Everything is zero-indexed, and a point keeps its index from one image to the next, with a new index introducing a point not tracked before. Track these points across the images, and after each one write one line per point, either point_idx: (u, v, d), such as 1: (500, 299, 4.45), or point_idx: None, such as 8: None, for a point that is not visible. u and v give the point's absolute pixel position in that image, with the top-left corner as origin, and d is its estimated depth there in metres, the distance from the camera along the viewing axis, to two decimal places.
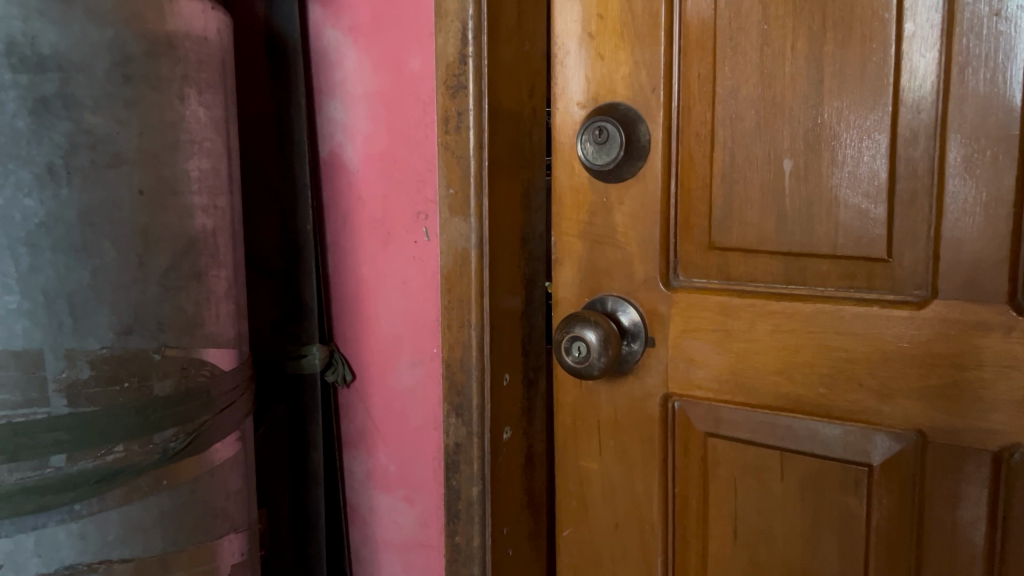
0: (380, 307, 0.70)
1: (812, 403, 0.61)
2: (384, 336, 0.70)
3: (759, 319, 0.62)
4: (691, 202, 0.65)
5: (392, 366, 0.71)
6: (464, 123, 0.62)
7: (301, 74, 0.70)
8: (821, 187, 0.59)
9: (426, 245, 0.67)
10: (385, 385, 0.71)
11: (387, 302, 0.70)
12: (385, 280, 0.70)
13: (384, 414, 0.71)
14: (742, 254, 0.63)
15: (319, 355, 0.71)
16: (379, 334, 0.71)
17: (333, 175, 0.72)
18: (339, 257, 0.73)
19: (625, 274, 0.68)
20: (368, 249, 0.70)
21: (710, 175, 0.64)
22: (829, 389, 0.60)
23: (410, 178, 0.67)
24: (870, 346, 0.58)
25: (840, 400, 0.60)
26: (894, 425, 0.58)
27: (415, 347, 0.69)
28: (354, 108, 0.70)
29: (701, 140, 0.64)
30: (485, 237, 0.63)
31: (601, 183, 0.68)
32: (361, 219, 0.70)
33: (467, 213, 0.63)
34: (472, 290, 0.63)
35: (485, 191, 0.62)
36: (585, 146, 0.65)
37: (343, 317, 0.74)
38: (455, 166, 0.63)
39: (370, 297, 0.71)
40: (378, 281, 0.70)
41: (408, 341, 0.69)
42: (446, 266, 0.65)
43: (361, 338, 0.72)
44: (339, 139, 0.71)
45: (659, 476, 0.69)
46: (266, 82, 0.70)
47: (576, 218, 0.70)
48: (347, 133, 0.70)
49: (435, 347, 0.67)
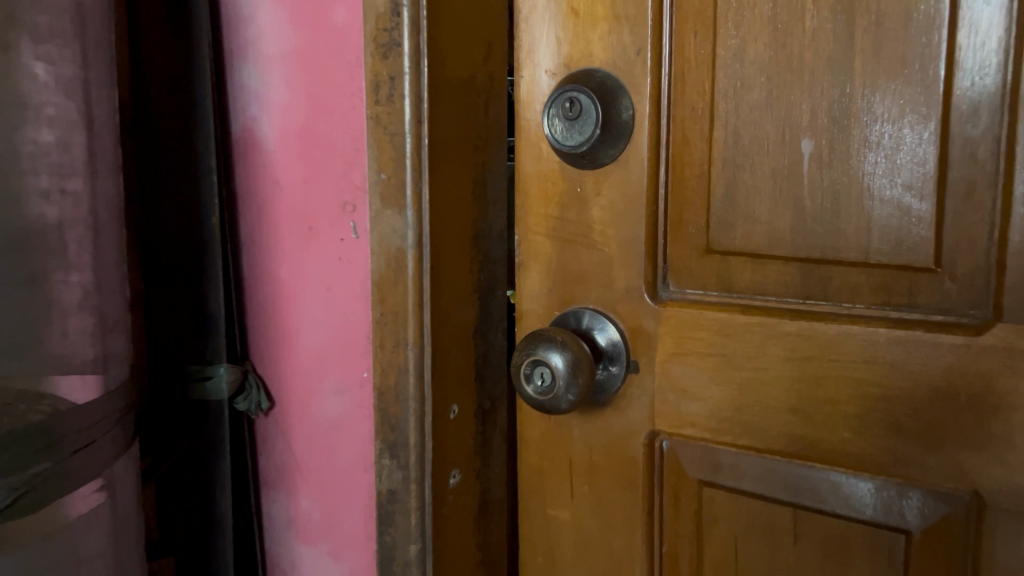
0: (301, 320, 0.57)
1: (833, 449, 0.48)
2: (306, 356, 0.57)
3: (768, 341, 0.49)
4: (683, 194, 0.52)
5: (315, 392, 0.57)
6: (397, 91, 0.49)
7: (205, 29, 0.56)
8: (846, 178, 0.46)
9: (354, 243, 0.53)
10: (307, 415, 0.57)
11: (309, 314, 0.56)
12: (305, 286, 0.56)
13: (308, 452, 0.58)
14: (747, 260, 0.50)
15: (226, 379, 0.57)
16: (301, 353, 0.57)
17: (246, 155, 0.58)
18: (253, 257, 0.59)
19: (603, 283, 0.55)
20: (287, 245, 0.56)
21: (709, 159, 0.50)
22: (857, 434, 0.47)
23: (334, 159, 0.53)
24: (911, 380, 0.45)
25: (870, 448, 0.47)
26: (943, 480, 0.45)
27: (341, 371, 0.55)
28: (268, 73, 0.56)
29: (697, 116, 0.51)
30: (424, 235, 0.50)
31: (574, 169, 0.55)
32: (277, 211, 0.57)
33: (403, 205, 0.50)
34: (409, 300, 0.51)
35: (425, 177, 0.50)
36: (553, 125, 0.51)
37: (258, 330, 0.60)
38: (386, 145, 0.50)
39: (290, 306, 0.57)
40: (297, 287, 0.56)
41: (334, 362, 0.56)
42: (377, 270, 0.52)
43: (281, 357, 0.58)
44: (251, 111, 0.57)
45: (644, 532, 0.56)
46: (162, 39, 0.57)
47: (544, 212, 0.56)
48: (260, 103, 0.56)
49: (365, 371, 0.54)
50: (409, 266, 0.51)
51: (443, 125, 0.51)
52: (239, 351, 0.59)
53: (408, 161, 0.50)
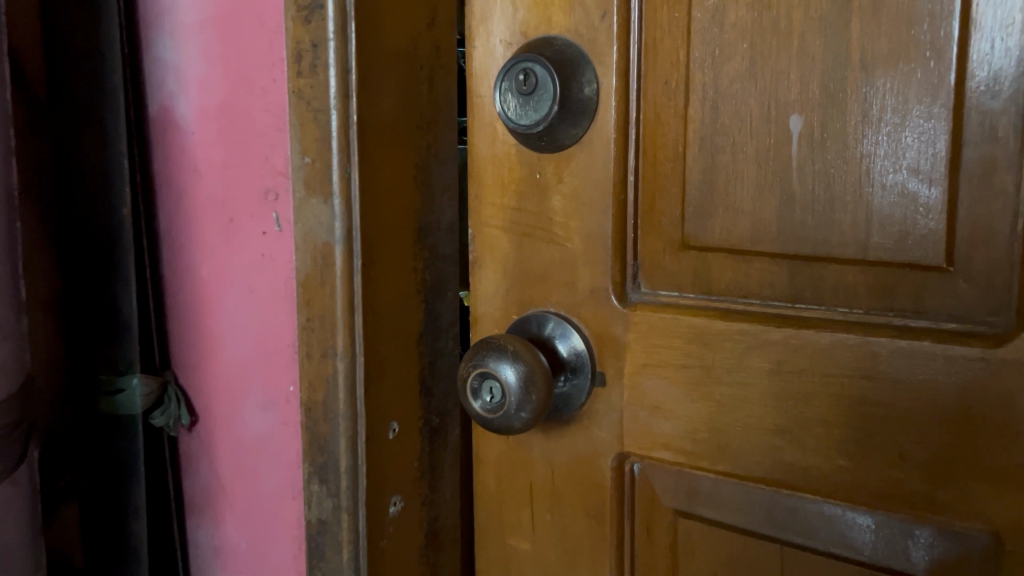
0: (224, 324, 0.56)
1: (828, 480, 0.41)
2: (231, 364, 0.56)
3: (752, 352, 0.43)
4: (656, 180, 0.45)
5: (240, 408, 0.56)
6: (321, 61, 0.43)
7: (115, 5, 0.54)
8: (840, 161, 0.39)
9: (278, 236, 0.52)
10: (232, 431, 0.57)
11: (231, 317, 0.55)
12: (229, 286, 0.55)
13: (234, 474, 0.58)
14: (728, 258, 0.43)
15: (139, 392, 0.56)
16: (225, 361, 0.56)
17: (167, 145, 0.57)
18: (173, 253, 0.58)
19: (566, 282, 0.48)
20: (209, 247, 0.56)
21: (683, 140, 0.44)
22: (854, 461, 0.41)
23: (255, 156, 0.53)
24: (919, 401, 0.38)
25: (869, 477, 0.40)
26: (962, 516, 0.38)
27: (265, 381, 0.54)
28: (188, 47, 0.54)
29: (671, 91, 0.44)
30: (354, 228, 0.43)
31: (532, 153, 0.48)
32: (199, 200, 0.56)
33: (330, 193, 0.43)
34: (339, 304, 0.44)
35: (354, 161, 0.43)
36: (506, 100, 0.44)
37: (180, 330, 0.59)
38: (310, 124, 0.44)
39: (212, 306, 0.56)
40: (221, 287, 0.56)
41: (258, 374, 0.55)
42: (303, 268, 0.45)
43: (205, 360, 0.58)
44: (170, 87, 0.56)
45: (614, 568, 0.49)
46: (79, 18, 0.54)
47: (501, 202, 0.50)
48: (180, 87, 0.55)
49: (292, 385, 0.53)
50: (338, 264, 0.44)
51: (378, 101, 0.44)
52: (157, 361, 0.59)
53: (334, 142, 0.43)
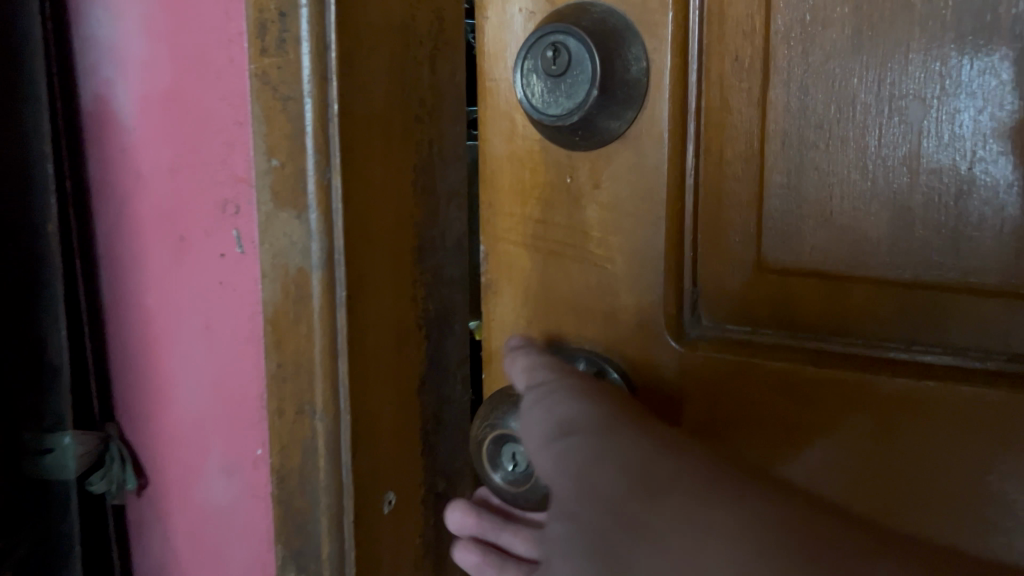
0: (175, 355, 0.57)
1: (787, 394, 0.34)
2: (184, 408, 0.57)
3: (846, 396, 0.33)
4: (721, 187, 0.35)
5: (201, 459, 0.58)
6: (291, 32, 0.33)
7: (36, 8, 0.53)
8: (975, 170, 0.30)
9: (239, 258, 0.52)
10: (193, 485, 0.59)
11: (182, 350, 0.57)
12: (180, 320, 0.56)
13: (192, 527, 0.60)
14: (821, 285, 0.34)
15: (72, 451, 0.57)
16: (177, 403, 0.58)
17: (118, 167, 0.57)
18: (121, 272, 0.59)
19: (603, 315, 0.38)
20: (157, 269, 0.56)
21: (758, 134, 0.34)
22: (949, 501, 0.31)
23: (212, 178, 0.52)
24: (946, 388, 0.31)
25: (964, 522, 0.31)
26: (908, 502, 0.32)
27: (226, 443, 0.56)
28: (128, 45, 0.54)
29: (743, 70, 0.34)
30: (336, 251, 0.34)
31: (561, 151, 0.38)
32: (144, 216, 0.56)
33: (302, 205, 0.34)
34: (318, 348, 0.34)
35: (336, 163, 0.33)
36: (530, 84, 0.34)
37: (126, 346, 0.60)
38: (278, 115, 0.34)
39: (161, 334, 0.58)
40: (168, 317, 0.57)
41: (219, 424, 0.56)
42: (270, 301, 0.36)
43: (156, 387, 0.59)
44: (109, 88, 0.56)
45: None
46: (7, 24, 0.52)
47: (522, 213, 0.40)
48: (123, 101, 0.55)
49: (259, 448, 0.55)
50: (315, 298, 0.34)
51: (363, 87, 0.34)
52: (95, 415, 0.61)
53: (309, 141, 0.33)
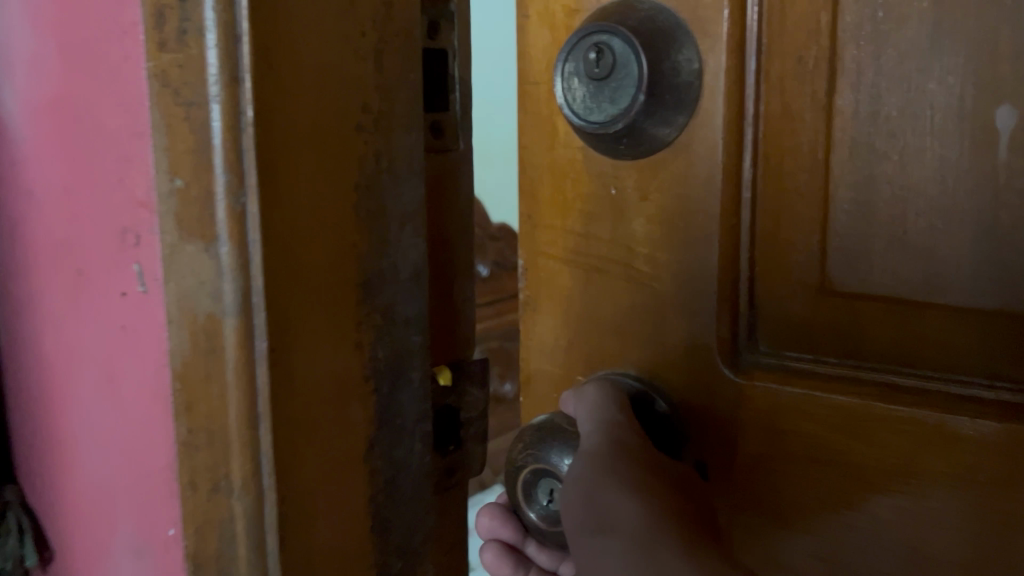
0: (81, 401, 0.44)
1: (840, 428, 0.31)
2: (91, 462, 0.43)
3: (907, 431, 0.29)
4: (782, 200, 0.32)
5: (107, 536, 0.44)
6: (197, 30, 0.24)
7: None
8: None
9: (142, 300, 0.34)
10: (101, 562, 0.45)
11: (88, 403, 0.42)
12: (85, 368, 0.42)
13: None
14: (891, 310, 0.30)
15: None
16: (87, 455, 0.45)
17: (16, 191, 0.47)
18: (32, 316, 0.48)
19: (649, 337, 0.35)
20: (62, 312, 0.43)
21: (825, 142, 0.30)
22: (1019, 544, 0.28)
23: (107, 196, 0.35)
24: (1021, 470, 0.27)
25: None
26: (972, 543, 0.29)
27: (136, 517, 0.38)
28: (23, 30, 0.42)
29: (807, 72, 0.30)
30: (255, 294, 0.25)
31: (606, 159, 0.35)
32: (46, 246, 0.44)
33: (216, 251, 0.25)
34: (241, 445, 0.26)
35: (254, 193, 0.25)
36: (570, 88, 0.32)
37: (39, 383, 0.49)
38: (185, 133, 0.25)
39: (69, 360, 0.44)
40: (70, 365, 0.44)
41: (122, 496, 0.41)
42: (179, 355, 0.27)
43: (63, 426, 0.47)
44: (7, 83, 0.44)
45: None
46: None
47: (564, 225, 0.37)
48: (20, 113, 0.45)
49: (171, 527, 0.35)
50: (227, 358, 0.26)
51: (289, 88, 0.25)
52: None
53: (218, 159, 0.25)
